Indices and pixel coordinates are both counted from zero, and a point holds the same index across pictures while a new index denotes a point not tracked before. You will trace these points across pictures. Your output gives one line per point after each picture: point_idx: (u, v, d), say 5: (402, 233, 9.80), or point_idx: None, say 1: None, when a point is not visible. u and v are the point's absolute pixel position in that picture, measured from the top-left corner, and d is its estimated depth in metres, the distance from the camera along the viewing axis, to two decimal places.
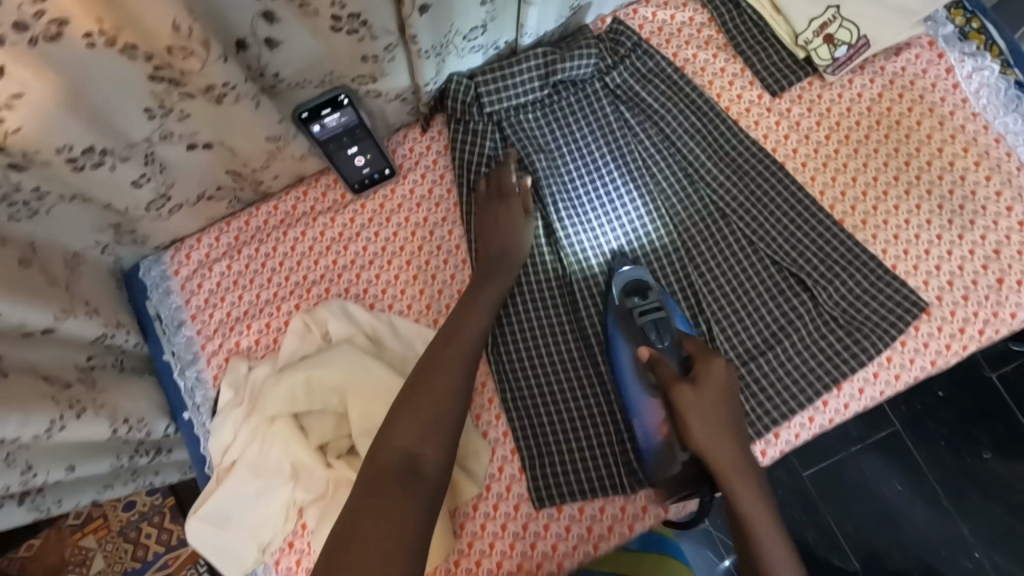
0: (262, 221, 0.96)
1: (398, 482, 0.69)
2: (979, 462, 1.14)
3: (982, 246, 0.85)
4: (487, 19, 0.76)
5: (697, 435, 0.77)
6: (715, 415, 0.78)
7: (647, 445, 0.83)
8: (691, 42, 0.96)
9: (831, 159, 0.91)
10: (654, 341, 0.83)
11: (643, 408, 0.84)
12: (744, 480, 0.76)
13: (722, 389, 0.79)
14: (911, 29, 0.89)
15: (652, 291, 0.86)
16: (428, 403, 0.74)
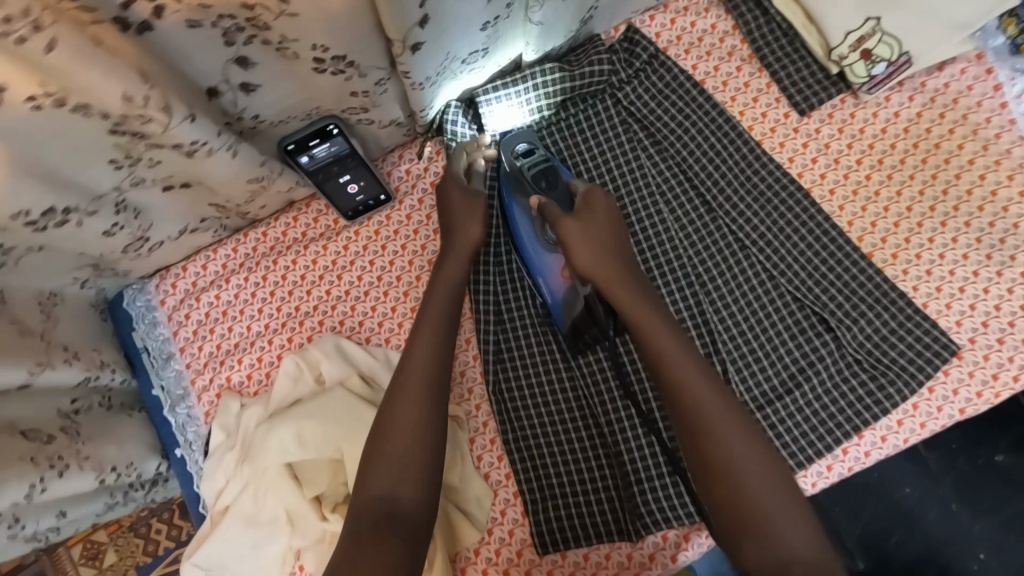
0: (251, 248, 0.90)
1: (376, 527, 0.65)
2: None
3: (1021, 285, 0.79)
4: (489, 42, 0.69)
5: (581, 259, 0.75)
6: (603, 243, 0.77)
7: (552, 297, 0.84)
8: (713, 53, 0.87)
9: (862, 187, 0.84)
10: (545, 193, 0.82)
11: (546, 267, 0.84)
12: (641, 305, 0.73)
13: (609, 221, 0.79)
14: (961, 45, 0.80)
15: (536, 147, 0.85)
16: (390, 438, 0.70)
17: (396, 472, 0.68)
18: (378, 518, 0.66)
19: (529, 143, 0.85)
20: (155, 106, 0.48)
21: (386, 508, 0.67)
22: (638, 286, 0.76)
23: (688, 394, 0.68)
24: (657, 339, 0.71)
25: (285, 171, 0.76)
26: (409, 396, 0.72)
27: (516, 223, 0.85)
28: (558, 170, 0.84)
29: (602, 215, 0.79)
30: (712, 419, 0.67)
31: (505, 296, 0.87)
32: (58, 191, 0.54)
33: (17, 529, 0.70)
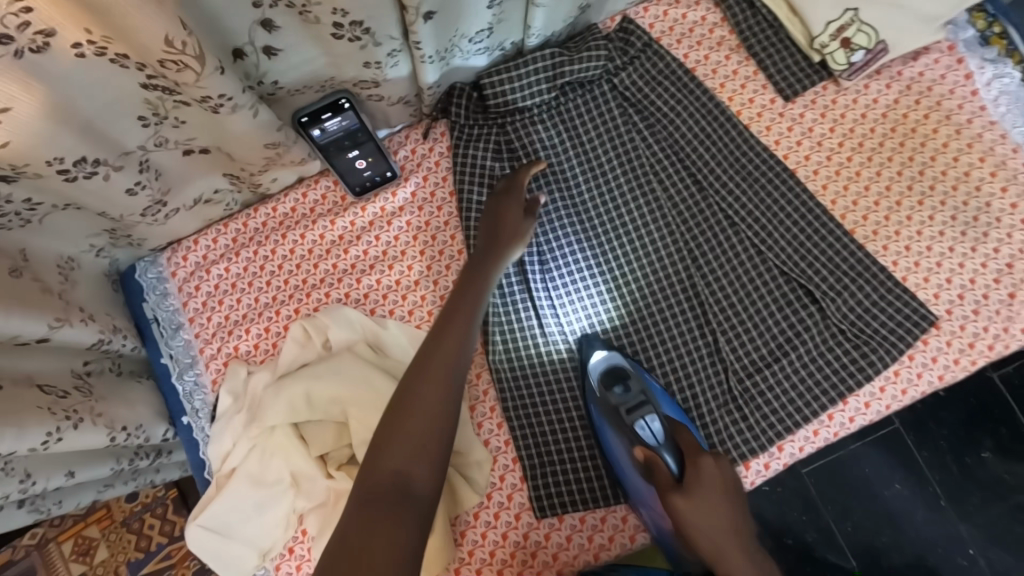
0: (260, 223, 0.94)
1: (389, 500, 0.64)
2: (978, 462, 1.16)
3: (994, 259, 0.84)
4: (494, 22, 0.75)
5: (697, 535, 0.76)
6: (713, 519, 0.76)
7: (658, 534, 0.82)
8: (703, 43, 0.93)
9: (844, 168, 0.89)
10: (646, 440, 0.83)
11: (648, 493, 0.82)
12: (733, 537, 0.76)
13: (722, 489, 0.77)
14: (934, 34, 0.86)
15: (631, 381, 0.84)
16: (414, 420, 0.69)
17: (411, 451, 0.68)
18: (390, 492, 0.65)
19: (620, 370, 0.85)
20: (187, 59, 0.52)
21: (400, 481, 0.66)
22: (760, 572, 0.75)
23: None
24: None
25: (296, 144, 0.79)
26: (436, 372, 0.72)
27: (614, 456, 0.83)
28: (658, 402, 0.84)
29: (711, 482, 0.77)
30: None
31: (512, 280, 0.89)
32: (87, 138, 0.58)
33: (29, 485, 0.70)
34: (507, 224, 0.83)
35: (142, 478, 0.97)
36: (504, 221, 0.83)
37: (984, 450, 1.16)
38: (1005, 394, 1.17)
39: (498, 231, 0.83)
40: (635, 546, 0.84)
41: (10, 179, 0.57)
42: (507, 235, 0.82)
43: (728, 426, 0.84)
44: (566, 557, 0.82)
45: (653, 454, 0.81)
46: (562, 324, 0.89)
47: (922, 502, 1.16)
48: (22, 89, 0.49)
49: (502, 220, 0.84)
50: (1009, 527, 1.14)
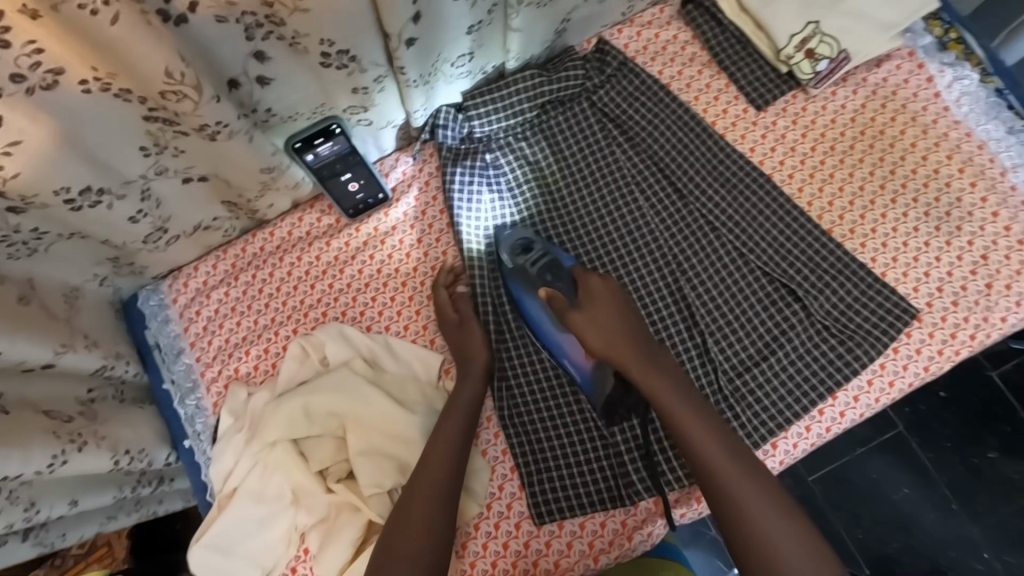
0: (259, 247, 0.97)
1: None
2: (986, 462, 1.16)
3: (970, 252, 0.86)
4: (475, 47, 0.80)
5: (595, 345, 0.79)
6: (611, 326, 0.80)
7: (582, 376, 0.85)
8: (676, 59, 0.98)
9: (818, 172, 0.92)
10: (550, 281, 0.86)
11: (567, 347, 0.86)
12: (637, 351, 0.78)
13: (614, 301, 0.82)
14: (890, 42, 0.91)
15: (533, 242, 0.89)
16: (407, 521, 0.73)
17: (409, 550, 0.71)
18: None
19: (523, 238, 0.90)
20: (186, 90, 0.57)
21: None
22: (672, 381, 0.77)
23: (679, 424, 0.74)
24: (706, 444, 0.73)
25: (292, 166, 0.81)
26: (429, 479, 0.76)
27: (530, 314, 0.88)
28: (558, 256, 0.89)
29: (605, 300, 0.82)
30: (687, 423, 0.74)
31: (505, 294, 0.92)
32: (93, 169, 0.62)
33: (33, 513, 0.71)
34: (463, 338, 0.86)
35: (145, 509, 0.97)
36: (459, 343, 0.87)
37: (987, 447, 1.16)
38: (1002, 389, 1.17)
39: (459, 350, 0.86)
40: (635, 550, 0.84)
41: (19, 210, 0.61)
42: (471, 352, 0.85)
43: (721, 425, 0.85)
44: (567, 564, 0.83)
45: (552, 290, 0.85)
46: None
47: (928, 503, 1.16)
48: (31, 123, 0.53)
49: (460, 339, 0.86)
50: (1020, 527, 1.13)
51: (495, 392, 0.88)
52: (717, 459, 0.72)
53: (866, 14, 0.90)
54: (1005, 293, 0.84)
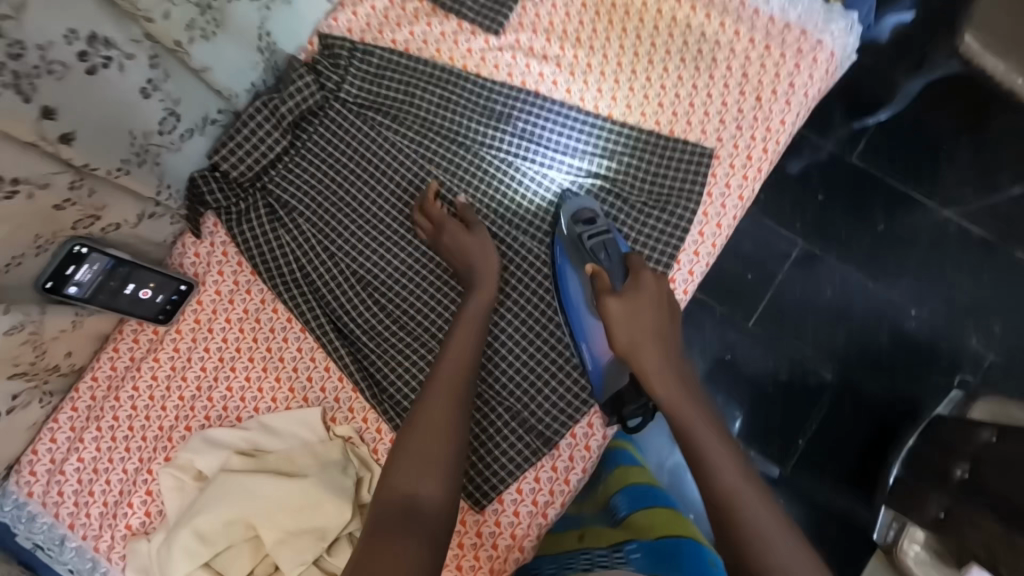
0: (89, 398, 0.89)
1: (397, 525, 0.64)
2: (879, 235, 1.26)
3: (732, 76, 0.90)
4: (171, 105, 0.71)
5: (622, 331, 0.78)
6: (643, 322, 0.79)
7: (595, 364, 0.85)
8: (402, 22, 0.94)
9: (577, 68, 0.93)
10: (600, 258, 0.84)
11: (590, 329, 0.86)
12: (663, 347, 0.78)
13: (657, 302, 0.80)
14: None
15: (598, 217, 0.86)
16: (416, 440, 0.72)
17: (421, 473, 0.69)
18: (400, 515, 0.65)
19: (588, 208, 0.88)
20: None
21: (409, 510, 0.66)
22: (691, 386, 0.77)
23: (690, 439, 0.72)
24: (720, 465, 0.69)
25: (48, 310, 0.74)
26: (442, 405, 0.74)
27: (568, 288, 0.87)
28: (616, 240, 0.86)
29: (651, 293, 0.80)
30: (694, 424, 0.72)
31: (349, 315, 0.89)
32: None
33: None
34: (461, 243, 0.84)
35: None
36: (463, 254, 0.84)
37: (877, 222, 1.26)
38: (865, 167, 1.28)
39: (465, 256, 0.84)
40: (574, 489, 0.84)
41: None
42: (480, 257, 0.84)
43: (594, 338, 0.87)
44: (522, 531, 0.83)
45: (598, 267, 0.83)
46: (368, 262, 0.90)
47: (849, 296, 1.26)
48: None
49: (453, 242, 0.85)
50: (930, 272, 1.25)
51: (382, 416, 0.86)
52: (718, 453, 0.70)
53: None
54: (773, 99, 0.88)
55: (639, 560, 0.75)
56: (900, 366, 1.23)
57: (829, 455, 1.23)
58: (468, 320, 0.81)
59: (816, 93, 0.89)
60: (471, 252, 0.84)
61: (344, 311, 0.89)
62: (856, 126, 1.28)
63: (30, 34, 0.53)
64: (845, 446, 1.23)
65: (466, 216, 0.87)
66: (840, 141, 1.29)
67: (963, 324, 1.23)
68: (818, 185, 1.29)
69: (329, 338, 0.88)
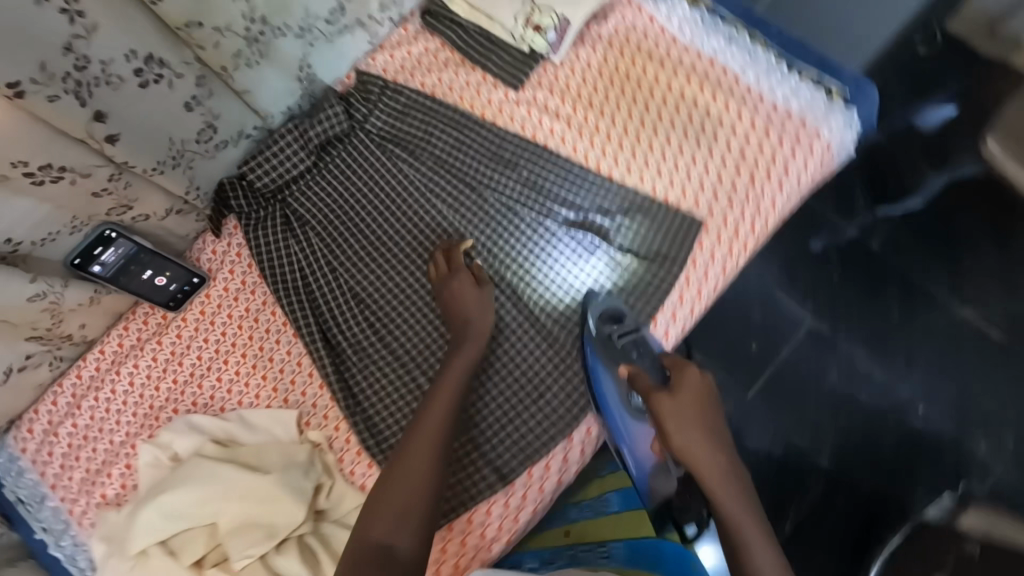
0: (94, 368, 0.96)
1: (371, 569, 0.71)
2: (891, 324, 1.27)
3: (730, 154, 0.94)
4: (209, 119, 0.80)
5: (678, 440, 0.82)
6: (693, 417, 0.83)
7: (640, 471, 0.89)
8: (432, 68, 1.03)
9: (585, 128, 0.99)
10: (632, 358, 0.90)
11: (631, 436, 0.90)
12: (718, 458, 0.81)
13: (701, 401, 0.85)
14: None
15: (626, 315, 0.91)
16: (398, 485, 0.77)
17: (397, 521, 0.75)
18: (373, 561, 0.72)
19: (616, 306, 0.91)
20: None
21: (384, 552, 0.73)
22: (740, 484, 0.81)
23: (734, 532, 0.76)
24: (760, 563, 0.73)
25: (70, 284, 0.83)
26: (421, 455, 0.79)
27: (604, 391, 0.90)
28: (648, 339, 0.91)
29: (694, 391, 0.86)
30: (747, 545, 0.75)
31: (340, 329, 0.95)
32: None
33: None
34: (465, 295, 0.89)
35: None
36: (461, 300, 0.89)
37: (891, 311, 1.27)
38: (883, 255, 1.30)
39: (465, 308, 0.89)
40: (522, 527, 0.86)
41: None
42: (474, 308, 0.89)
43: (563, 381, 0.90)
44: (466, 562, 0.84)
45: (635, 370, 0.89)
46: (365, 282, 0.96)
47: (855, 383, 1.25)
48: None
49: (458, 293, 0.89)
50: (941, 370, 1.24)
51: (351, 428, 0.90)
52: (767, 560, 0.73)
53: None
54: (767, 180, 0.92)
55: (620, 556, 0.81)
56: (902, 464, 1.21)
57: (812, 547, 1.19)
58: (458, 362, 0.85)
59: (809, 180, 0.93)
60: (468, 296, 0.89)
61: (336, 324, 0.95)
62: (879, 214, 1.32)
63: (95, 50, 0.63)
64: (836, 539, 1.19)
65: (479, 273, 0.92)
66: (863, 227, 1.32)
67: (970, 431, 1.21)
68: (836, 265, 1.31)
69: (314, 348, 0.93)
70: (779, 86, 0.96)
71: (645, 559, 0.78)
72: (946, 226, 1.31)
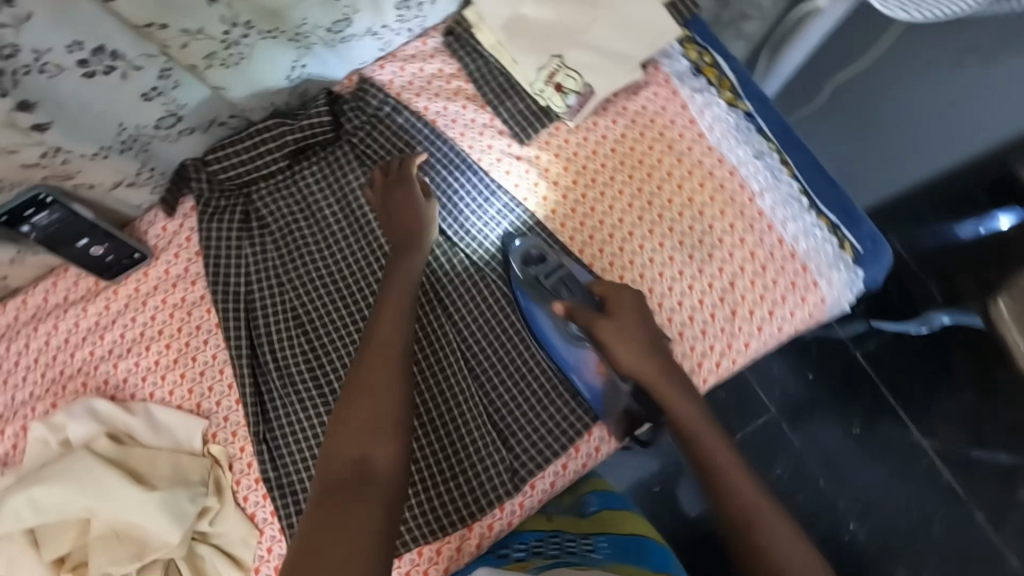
0: (13, 318, 0.92)
1: (350, 491, 0.66)
2: (850, 438, 1.28)
3: (719, 278, 0.88)
4: (173, 108, 0.73)
5: (626, 360, 0.79)
6: (632, 329, 0.81)
7: (594, 397, 0.85)
8: (440, 94, 0.95)
9: (579, 206, 0.93)
10: (564, 293, 0.85)
11: (577, 362, 0.86)
12: (650, 356, 0.79)
13: (636, 307, 0.82)
14: (629, 74, 0.89)
15: (547, 254, 0.88)
16: (359, 399, 0.72)
17: (366, 436, 0.70)
18: (352, 476, 0.67)
19: (536, 246, 0.89)
20: None
21: (359, 469, 0.68)
22: (691, 393, 0.79)
23: (710, 462, 0.76)
24: (734, 485, 0.75)
25: None
26: (378, 370, 0.74)
27: (542, 328, 0.87)
28: (574, 273, 0.87)
29: (630, 306, 0.82)
30: (740, 491, 0.74)
31: (273, 347, 0.90)
32: None
33: None
34: (411, 213, 0.85)
35: None
36: (400, 214, 0.86)
37: (852, 425, 1.28)
38: (867, 370, 1.30)
39: (409, 221, 0.85)
40: None
41: None
42: (414, 219, 0.85)
43: (493, 461, 0.84)
44: None
45: (572, 304, 0.83)
46: (312, 304, 0.91)
47: (796, 482, 1.26)
48: None
49: (403, 207, 0.86)
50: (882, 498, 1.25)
51: (255, 455, 0.86)
52: (751, 498, 0.73)
53: (596, 45, 0.88)
54: (748, 319, 0.87)
55: (605, 549, 0.81)
56: None
57: None
58: (407, 263, 0.82)
59: (790, 330, 0.87)
60: (416, 212, 0.85)
61: (271, 341, 0.90)
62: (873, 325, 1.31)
63: (26, 40, 0.55)
64: None
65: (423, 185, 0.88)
66: (852, 334, 1.32)
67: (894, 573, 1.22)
68: (811, 363, 1.32)
69: (240, 360, 0.89)
70: (792, 222, 0.88)
71: (634, 560, 0.79)
72: (937, 355, 1.30)
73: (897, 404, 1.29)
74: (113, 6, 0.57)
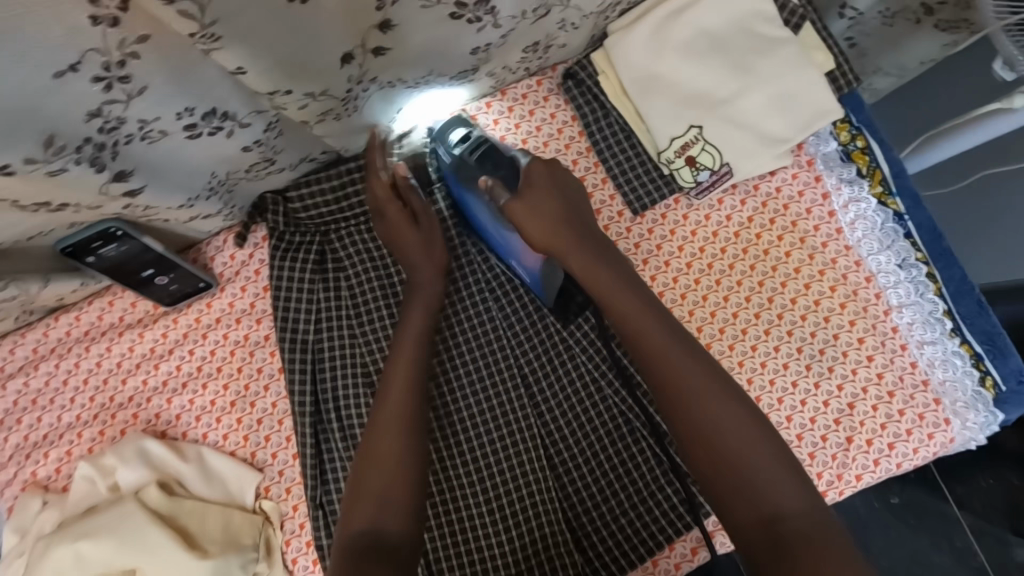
0: (63, 333, 0.84)
1: (363, 560, 0.61)
2: (886, 507, 1.07)
3: (837, 397, 0.79)
4: (269, 155, 0.67)
5: (536, 239, 0.73)
6: (547, 208, 0.73)
7: (532, 280, 0.80)
8: (551, 143, 0.85)
9: (690, 292, 0.82)
10: (490, 172, 0.78)
11: (514, 248, 0.80)
12: (564, 236, 0.72)
13: (553, 182, 0.75)
14: (776, 159, 0.80)
15: (473, 128, 0.80)
16: (370, 470, 0.68)
17: (379, 506, 0.66)
18: (364, 550, 0.62)
19: (463, 123, 0.81)
20: None
21: (373, 543, 0.63)
22: (619, 270, 0.72)
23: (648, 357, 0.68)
24: (695, 396, 0.65)
25: (52, 281, 0.72)
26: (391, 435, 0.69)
27: (475, 212, 0.81)
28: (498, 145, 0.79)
29: (545, 184, 0.74)
30: (711, 411, 0.64)
31: (340, 404, 0.82)
32: None
33: None
34: (408, 238, 0.78)
35: None
36: (398, 237, 0.78)
37: (889, 492, 1.07)
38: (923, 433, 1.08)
39: (414, 252, 0.78)
40: None
41: None
42: (424, 249, 0.78)
43: (566, 568, 0.79)
44: None
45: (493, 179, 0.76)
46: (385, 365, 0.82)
47: None
48: None
49: (399, 237, 0.78)
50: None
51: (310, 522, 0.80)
52: (714, 410, 0.64)
53: (744, 121, 0.78)
54: (864, 449, 0.78)
55: None
56: None
57: None
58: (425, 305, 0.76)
59: (909, 467, 0.79)
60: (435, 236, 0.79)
61: (339, 403, 0.82)
62: None
63: (136, 112, 0.50)
64: None
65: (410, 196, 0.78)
66: None
67: None
68: None
69: (303, 419, 0.81)
70: (930, 346, 0.79)
71: None
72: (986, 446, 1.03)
73: (935, 473, 1.07)
74: (242, 77, 0.49)
